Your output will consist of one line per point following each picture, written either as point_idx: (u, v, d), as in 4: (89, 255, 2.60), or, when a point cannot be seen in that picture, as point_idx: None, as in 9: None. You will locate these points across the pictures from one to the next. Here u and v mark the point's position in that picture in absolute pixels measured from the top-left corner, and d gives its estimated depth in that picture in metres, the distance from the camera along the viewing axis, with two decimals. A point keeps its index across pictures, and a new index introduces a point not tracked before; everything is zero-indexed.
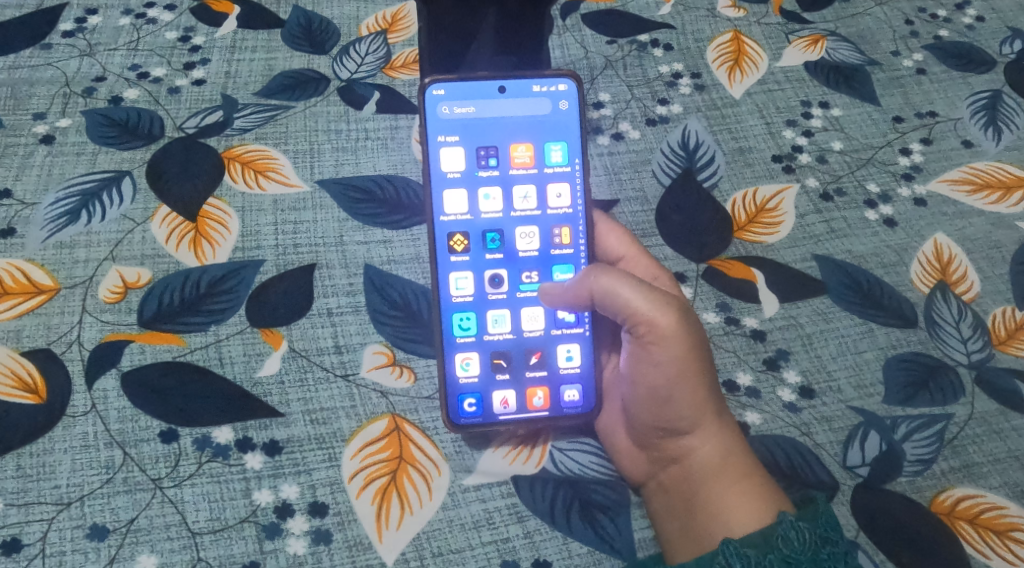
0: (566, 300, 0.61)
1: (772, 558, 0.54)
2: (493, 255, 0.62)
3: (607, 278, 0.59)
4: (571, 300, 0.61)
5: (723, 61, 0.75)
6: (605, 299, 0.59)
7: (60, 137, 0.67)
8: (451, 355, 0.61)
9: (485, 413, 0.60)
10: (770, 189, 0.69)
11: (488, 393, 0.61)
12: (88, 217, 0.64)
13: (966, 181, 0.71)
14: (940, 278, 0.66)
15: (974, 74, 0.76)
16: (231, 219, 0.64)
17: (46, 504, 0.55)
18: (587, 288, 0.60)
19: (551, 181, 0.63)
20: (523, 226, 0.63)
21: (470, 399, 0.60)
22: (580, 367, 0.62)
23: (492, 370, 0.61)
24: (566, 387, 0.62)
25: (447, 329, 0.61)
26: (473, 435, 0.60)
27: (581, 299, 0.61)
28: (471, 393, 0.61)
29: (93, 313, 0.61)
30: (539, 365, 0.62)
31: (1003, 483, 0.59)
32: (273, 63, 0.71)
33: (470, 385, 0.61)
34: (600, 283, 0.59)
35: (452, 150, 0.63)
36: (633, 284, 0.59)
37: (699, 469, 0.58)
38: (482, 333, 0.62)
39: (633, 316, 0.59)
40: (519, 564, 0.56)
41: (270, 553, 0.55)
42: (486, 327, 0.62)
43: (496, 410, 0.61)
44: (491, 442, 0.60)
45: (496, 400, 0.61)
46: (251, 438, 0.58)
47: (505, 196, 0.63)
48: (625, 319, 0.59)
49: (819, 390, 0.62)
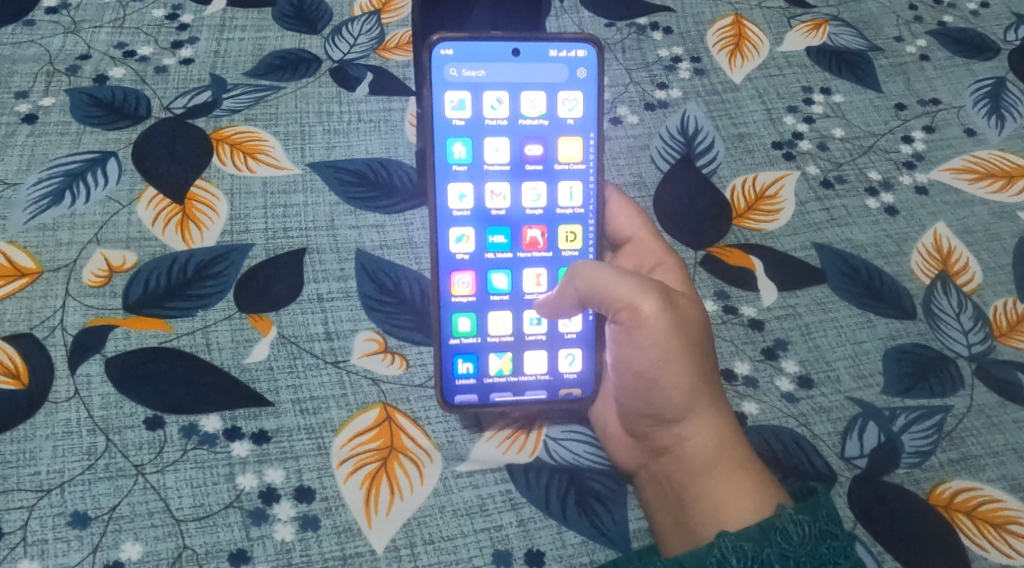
0: (556, 310, 0.59)
1: (770, 553, 0.52)
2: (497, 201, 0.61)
3: (591, 270, 0.58)
4: (558, 303, 0.59)
5: (723, 45, 0.74)
6: (591, 293, 0.58)
7: (42, 116, 0.65)
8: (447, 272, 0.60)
9: (479, 326, 0.61)
10: (770, 176, 0.68)
11: (483, 313, 0.61)
12: (72, 199, 0.62)
13: (968, 170, 0.69)
14: (941, 268, 0.65)
15: (977, 61, 0.75)
16: (219, 203, 0.63)
17: (26, 491, 0.54)
18: (573, 285, 0.58)
19: (562, 134, 0.61)
20: (529, 134, 0.61)
21: (464, 319, 0.60)
22: (580, 358, 0.61)
23: (489, 276, 0.61)
24: (565, 372, 0.61)
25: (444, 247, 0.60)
26: (468, 348, 0.60)
27: (569, 303, 0.59)
28: (466, 303, 0.61)
29: (76, 297, 0.60)
30: (538, 267, 0.61)
31: (1001, 476, 0.58)
32: (263, 42, 0.70)
33: (465, 305, 0.61)
34: (585, 274, 0.58)
35: (458, 110, 0.60)
36: (615, 271, 0.58)
37: (691, 461, 0.57)
38: (481, 236, 0.61)
39: (615, 304, 0.57)
40: (512, 554, 0.55)
41: (256, 540, 0.54)
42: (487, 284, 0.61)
43: (489, 321, 0.61)
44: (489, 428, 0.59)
45: (491, 309, 0.61)
46: (240, 427, 0.57)
47: (512, 154, 0.61)
48: (606, 307, 0.58)
49: (817, 380, 0.61)
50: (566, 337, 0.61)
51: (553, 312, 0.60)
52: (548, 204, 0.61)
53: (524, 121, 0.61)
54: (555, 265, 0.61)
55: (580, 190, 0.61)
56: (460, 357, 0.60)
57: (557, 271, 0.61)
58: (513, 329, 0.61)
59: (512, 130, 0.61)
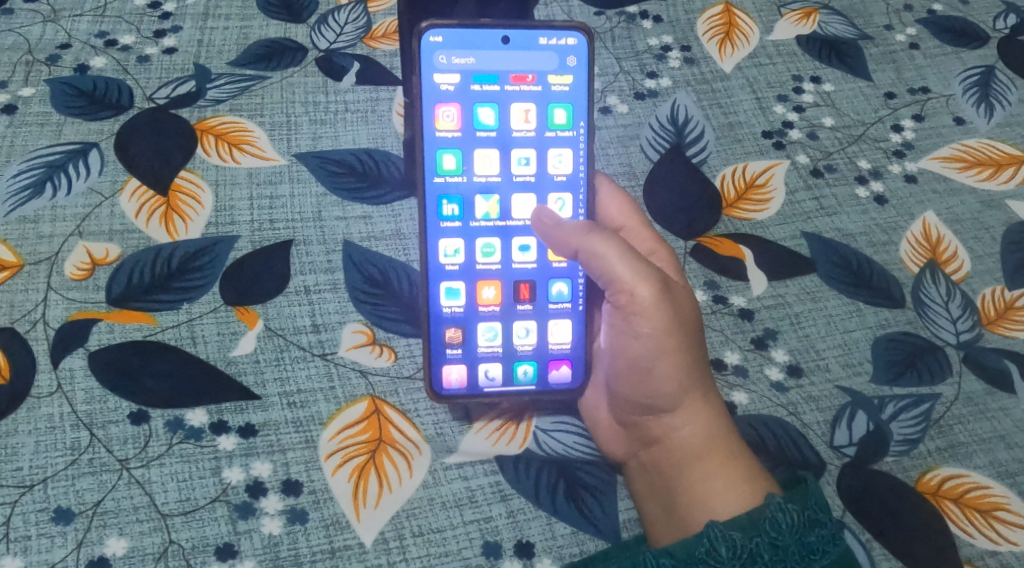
0: (553, 242, 0.59)
1: (760, 542, 0.52)
2: (486, 174, 0.60)
3: (600, 240, 0.58)
4: (557, 241, 0.59)
5: (713, 34, 0.73)
6: (591, 261, 0.58)
7: (22, 106, 0.64)
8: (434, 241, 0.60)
9: (464, 164, 0.60)
10: (760, 165, 0.68)
11: (472, 283, 0.60)
12: (53, 190, 0.61)
13: (957, 158, 0.69)
14: (929, 257, 0.65)
15: (967, 50, 0.74)
16: (204, 194, 0.62)
17: (7, 487, 0.53)
18: (576, 244, 0.58)
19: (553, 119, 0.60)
20: (520, 119, 0.60)
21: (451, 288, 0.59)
22: (570, 345, 0.60)
23: (477, 186, 0.60)
24: (554, 379, 0.60)
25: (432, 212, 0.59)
26: (453, 188, 0.60)
27: (567, 248, 0.58)
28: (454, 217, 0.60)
29: (59, 291, 0.59)
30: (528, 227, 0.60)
31: (989, 463, 0.58)
32: (248, 31, 0.69)
33: (454, 272, 0.60)
34: (590, 244, 0.58)
35: (447, 94, 0.59)
36: (620, 249, 0.57)
37: (681, 452, 0.57)
38: (470, 203, 0.60)
39: (616, 283, 0.57)
40: (501, 546, 0.54)
41: (244, 534, 0.53)
42: (474, 256, 0.60)
43: (475, 160, 0.60)
44: (479, 355, 0.59)
45: (477, 146, 0.60)
46: (226, 421, 0.56)
47: (502, 135, 0.60)
48: (605, 283, 0.58)
49: (807, 369, 0.61)
50: (555, 180, 0.60)
51: (547, 237, 0.59)
52: (538, 115, 0.60)
53: (515, 108, 0.60)
54: (545, 176, 0.60)
55: (571, 103, 0.60)
56: (445, 199, 0.59)
57: (546, 186, 0.60)
58: (500, 171, 0.60)
59: (503, 114, 0.60)
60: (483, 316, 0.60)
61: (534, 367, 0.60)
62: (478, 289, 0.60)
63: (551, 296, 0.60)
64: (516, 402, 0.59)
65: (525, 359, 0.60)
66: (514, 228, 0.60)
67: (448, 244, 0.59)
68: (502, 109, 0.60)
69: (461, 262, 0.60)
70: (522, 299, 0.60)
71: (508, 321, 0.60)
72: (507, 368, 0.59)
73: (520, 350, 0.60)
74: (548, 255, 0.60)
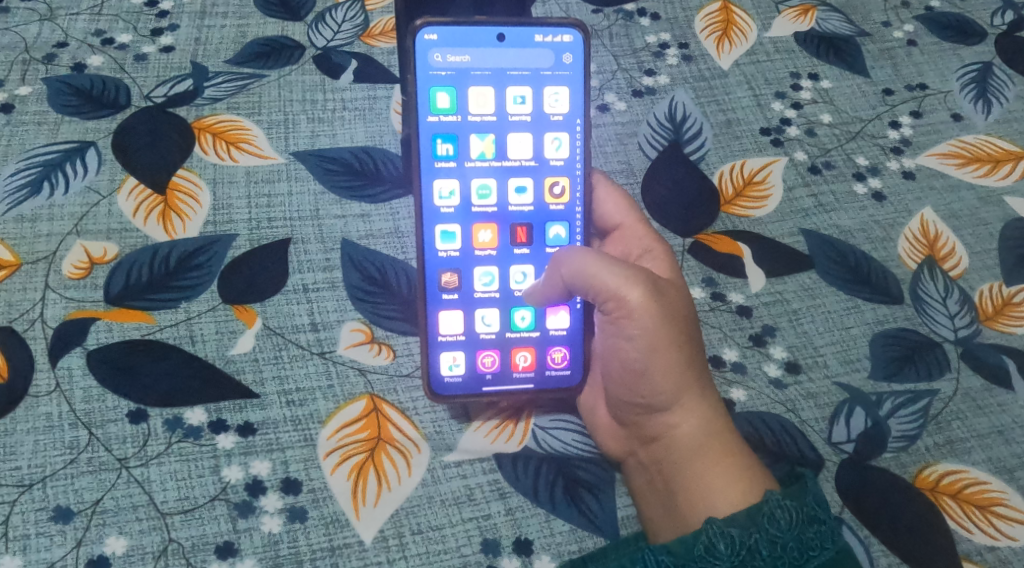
0: (544, 297, 0.59)
1: (758, 539, 0.52)
2: (482, 163, 0.60)
3: (577, 260, 0.57)
4: (545, 292, 0.59)
5: (711, 31, 0.73)
6: (577, 281, 0.57)
7: (19, 105, 0.64)
8: (428, 183, 0.59)
9: (458, 104, 0.60)
10: (758, 162, 0.68)
11: (466, 227, 0.60)
12: (50, 189, 0.61)
13: (955, 154, 0.69)
14: (927, 253, 0.65)
15: (964, 46, 0.74)
16: (202, 192, 0.62)
17: (6, 486, 0.53)
18: (559, 275, 0.58)
19: (550, 116, 0.60)
20: (516, 115, 0.60)
21: (447, 232, 0.60)
22: (568, 329, 0.60)
23: (474, 181, 0.60)
24: (553, 330, 0.60)
25: (427, 202, 0.60)
26: (447, 129, 0.59)
27: (558, 293, 0.58)
28: (449, 212, 0.60)
29: (57, 290, 0.59)
30: (525, 221, 0.60)
31: (987, 458, 0.58)
32: (245, 30, 0.69)
33: (449, 216, 0.60)
34: (572, 265, 0.57)
35: (442, 92, 0.59)
36: (600, 259, 0.57)
37: (679, 448, 0.56)
38: (466, 194, 0.60)
39: (602, 292, 0.57)
40: (500, 543, 0.54)
41: (243, 532, 0.53)
42: (471, 200, 0.60)
43: (469, 98, 0.60)
44: (476, 299, 0.60)
45: (472, 95, 0.60)
46: (225, 419, 0.56)
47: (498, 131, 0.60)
48: (593, 298, 0.58)
49: (805, 366, 0.61)
50: (552, 120, 0.60)
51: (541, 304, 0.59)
52: (534, 111, 0.60)
53: (512, 105, 0.60)
54: (541, 172, 0.60)
55: (566, 100, 0.60)
56: (440, 139, 0.59)
57: (542, 181, 0.60)
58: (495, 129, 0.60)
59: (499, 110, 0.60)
60: (480, 259, 0.60)
61: (532, 312, 0.60)
62: (474, 232, 0.60)
63: (549, 238, 0.61)
64: (513, 344, 0.60)
65: (522, 303, 0.60)
66: (511, 170, 0.60)
67: (443, 186, 0.60)
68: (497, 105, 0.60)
69: (456, 204, 0.60)
70: (519, 242, 0.60)
71: (504, 266, 0.60)
72: (504, 313, 0.60)
73: (518, 293, 0.60)
74: (546, 198, 0.60)
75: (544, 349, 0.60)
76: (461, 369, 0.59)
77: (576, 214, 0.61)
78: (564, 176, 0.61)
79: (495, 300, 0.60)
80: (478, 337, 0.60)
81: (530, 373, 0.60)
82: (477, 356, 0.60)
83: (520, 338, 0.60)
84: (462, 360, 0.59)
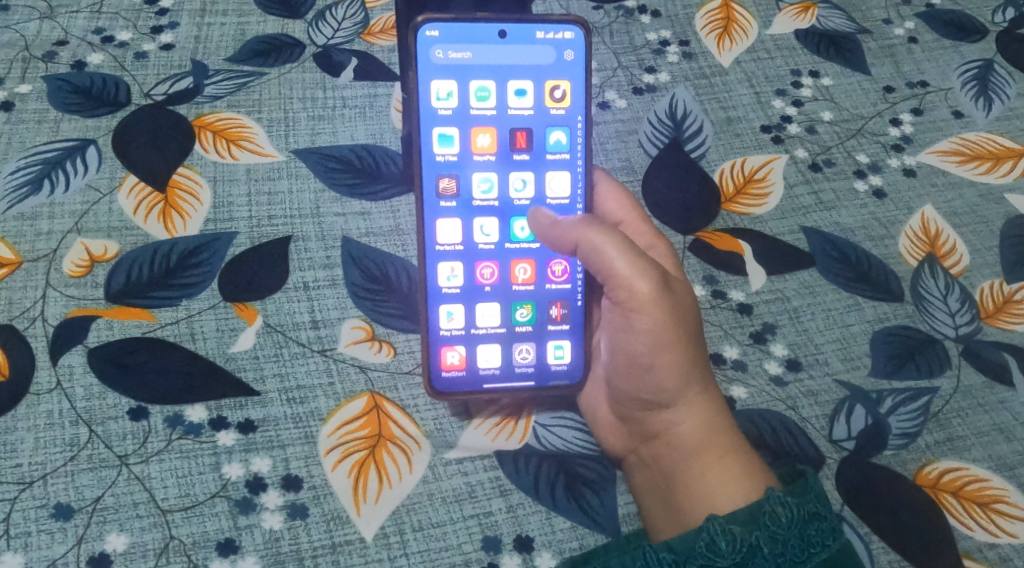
0: (552, 237, 0.59)
1: (759, 536, 0.52)
2: (483, 156, 0.60)
3: (597, 234, 0.57)
4: (555, 241, 0.59)
5: (712, 28, 0.73)
6: (592, 254, 0.58)
7: (19, 103, 0.64)
8: (428, 129, 0.59)
9: (460, 91, 0.60)
10: (758, 160, 0.68)
11: (466, 173, 0.60)
12: (51, 187, 0.61)
13: (956, 152, 0.69)
14: (928, 251, 0.65)
15: (965, 43, 0.74)
16: (202, 190, 0.62)
17: (7, 483, 0.53)
18: (573, 238, 0.58)
19: (552, 111, 0.60)
20: (517, 110, 0.60)
21: (447, 179, 0.60)
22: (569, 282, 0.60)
23: (475, 176, 0.60)
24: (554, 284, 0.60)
25: (428, 191, 0.59)
26: (448, 114, 0.59)
27: (566, 245, 0.58)
28: (450, 205, 0.60)
29: (57, 288, 0.59)
30: (525, 213, 0.60)
31: (987, 455, 0.58)
32: (245, 27, 0.69)
33: (448, 162, 0.59)
34: (588, 236, 0.57)
35: (444, 91, 0.59)
36: (618, 243, 0.57)
37: (681, 446, 0.56)
38: (466, 182, 0.60)
39: (614, 278, 0.58)
40: (501, 541, 0.54)
41: (244, 529, 0.53)
42: (470, 145, 0.60)
43: (471, 90, 0.60)
44: (477, 251, 0.60)
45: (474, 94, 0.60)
46: (225, 417, 0.56)
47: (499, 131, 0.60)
48: (604, 276, 0.58)
49: (805, 363, 0.61)
50: (553, 114, 0.60)
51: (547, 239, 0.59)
52: (535, 106, 0.60)
53: (513, 101, 0.60)
54: (541, 163, 0.60)
55: (568, 99, 0.60)
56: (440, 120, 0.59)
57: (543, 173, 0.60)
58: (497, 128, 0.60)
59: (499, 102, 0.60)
60: (478, 164, 0.60)
61: (532, 264, 0.60)
62: (473, 136, 0.60)
63: (549, 145, 0.60)
64: (513, 256, 0.60)
65: (522, 211, 0.60)
66: (512, 159, 0.60)
67: (443, 131, 0.59)
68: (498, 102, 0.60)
69: (454, 106, 0.59)
70: (519, 190, 0.60)
71: (504, 216, 0.60)
72: (505, 265, 0.60)
73: (517, 245, 0.60)
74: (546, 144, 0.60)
75: (544, 262, 0.60)
76: (459, 281, 0.60)
77: (577, 121, 0.60)
78: (565, 80, 0.60)
79: (495, 208, 0.60)
80: (477, 248, 0.60)
81: (529, 284, 0.60)
82: (475, 266, 0.60)
83: (520, 249, 0.60)
84: (460, 271, 0.60)
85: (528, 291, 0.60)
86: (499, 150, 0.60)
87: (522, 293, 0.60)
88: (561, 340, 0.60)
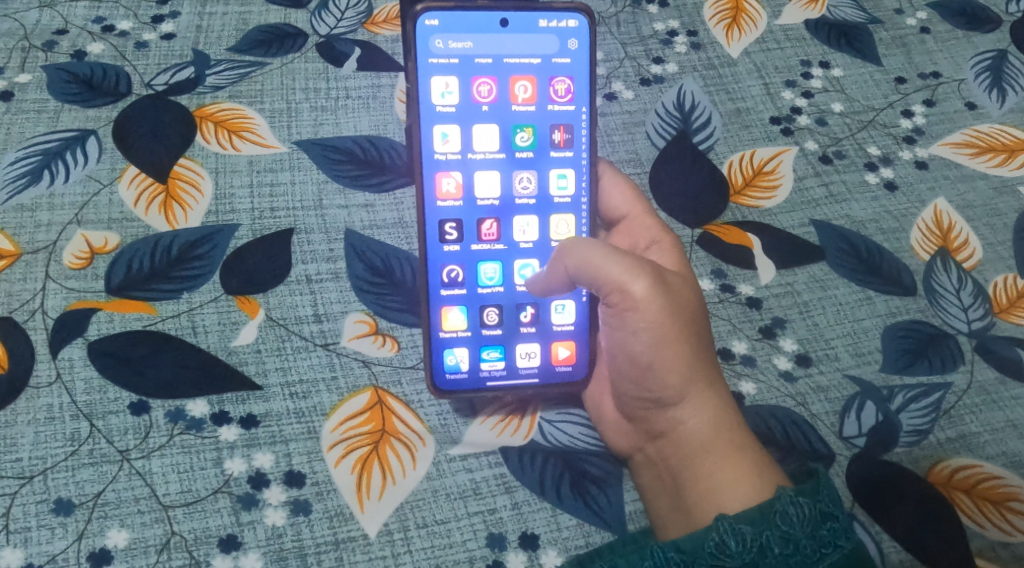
0: (548, 288, 0.58)
1: (770, 535, 0.51)
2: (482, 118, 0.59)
3: (584, 249, 0.56)
4: (551, 283, 0.58)
5: (720, 19, 0.72)
6: (581, 271, 0.56)
7: (18, 93, 0.64)
8: (427, 92, 0.58)
9: (461, 72, 0.59)
10: (768, 152, 0.67)
11: (466, 133, 0.59)
12: (51, 178, 0.61)
13: (969, 144, 0.68)
14: (940, 244, 0.64)
15: (979, 33, 0.73)
16: (203, 181, 0.62)
17: (7, 478, 0.53)
18: (564, 263, 0.57)
19: (553, 93, 0.59)
20: (519, 95, 0.59)
21: (445, 137, 0.59)
22: None
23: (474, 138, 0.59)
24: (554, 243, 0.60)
25: (427, 154, 0.59)
26: (448, 86, 0.58)
27: (561, 282, 0.58)
28: (449, 167, 0.59)
29: (57, 280, 0.58)
30: (526, 179, 0.60)
31: (1001, 452, 0.57)
32: (247, 17, 0.68)
33: (448, 122, 0.59)
34: (578, 251, 0.56)
35: (444, 73, 0.58)
36: (606, 249, 0.56)
37: (687, 444, 0.55)
38: (465, 141, 0.59)
39: (607, 284, 0.56)
40: (506, 538, 0.54)
41: (247, 525, 0.53)
42: (470, 112, 0.59)
43: (472, 75, 0.59)
44: (477, 214, 0.59)
45: (476, 77, 0.59)
46: (227, 411, 0.56)
47: (500, 108, 0.59)
48: (596, 287, 0.57)
49: (815, 358, 0.60)
50: (556, 100, 0.59)
51: (543, 292, 0.58)
52: (538, 87, 0.59)
53: (515, 85, 0.59)
54: (542, 133, 0.59)
55: (572, 89, 0.60)
56: (440, 89, 0.58)
57: (545, 143, 0.59)
58: (499, 108, 0.59)
59: (500, 77, 0.59)
60: (479, 125, 0.59)
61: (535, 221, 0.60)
62: (473, 100, 0.59)
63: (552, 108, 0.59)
64: (512, 103, 0.59)
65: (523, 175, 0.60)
66: (511, 124, 0.59)
67: (443, 93, 0.58)
68: (500, 83, 0.59)
69: (454, 71, 0.59)
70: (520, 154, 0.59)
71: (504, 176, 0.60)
72: (506, 223, 0.60)
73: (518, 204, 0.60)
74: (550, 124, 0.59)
75: (545, 90, 0.59)
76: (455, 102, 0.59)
77: (582, 113, 0.60)
78: (568, 69, 0.60)
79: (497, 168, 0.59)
80: (478, 209, 0.59)
81: (529, 110, 0.59)
82: (475, 223, 0.59)
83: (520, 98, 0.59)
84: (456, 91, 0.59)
85: (528, 117, 0.59)
86: (500, 106, 0.59)
87: (522, 117, 0.59)
88: (563, 173, 0.60)
